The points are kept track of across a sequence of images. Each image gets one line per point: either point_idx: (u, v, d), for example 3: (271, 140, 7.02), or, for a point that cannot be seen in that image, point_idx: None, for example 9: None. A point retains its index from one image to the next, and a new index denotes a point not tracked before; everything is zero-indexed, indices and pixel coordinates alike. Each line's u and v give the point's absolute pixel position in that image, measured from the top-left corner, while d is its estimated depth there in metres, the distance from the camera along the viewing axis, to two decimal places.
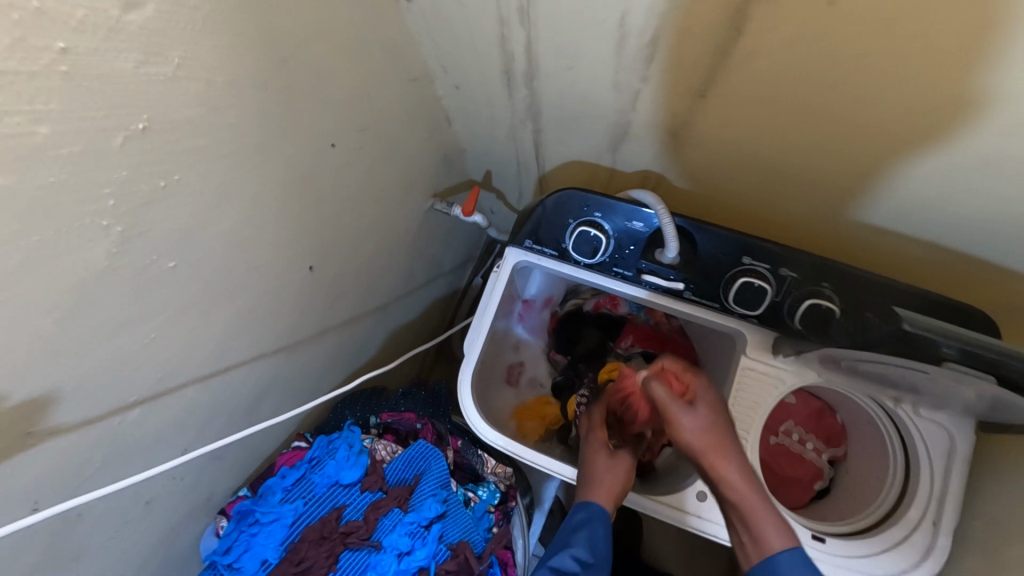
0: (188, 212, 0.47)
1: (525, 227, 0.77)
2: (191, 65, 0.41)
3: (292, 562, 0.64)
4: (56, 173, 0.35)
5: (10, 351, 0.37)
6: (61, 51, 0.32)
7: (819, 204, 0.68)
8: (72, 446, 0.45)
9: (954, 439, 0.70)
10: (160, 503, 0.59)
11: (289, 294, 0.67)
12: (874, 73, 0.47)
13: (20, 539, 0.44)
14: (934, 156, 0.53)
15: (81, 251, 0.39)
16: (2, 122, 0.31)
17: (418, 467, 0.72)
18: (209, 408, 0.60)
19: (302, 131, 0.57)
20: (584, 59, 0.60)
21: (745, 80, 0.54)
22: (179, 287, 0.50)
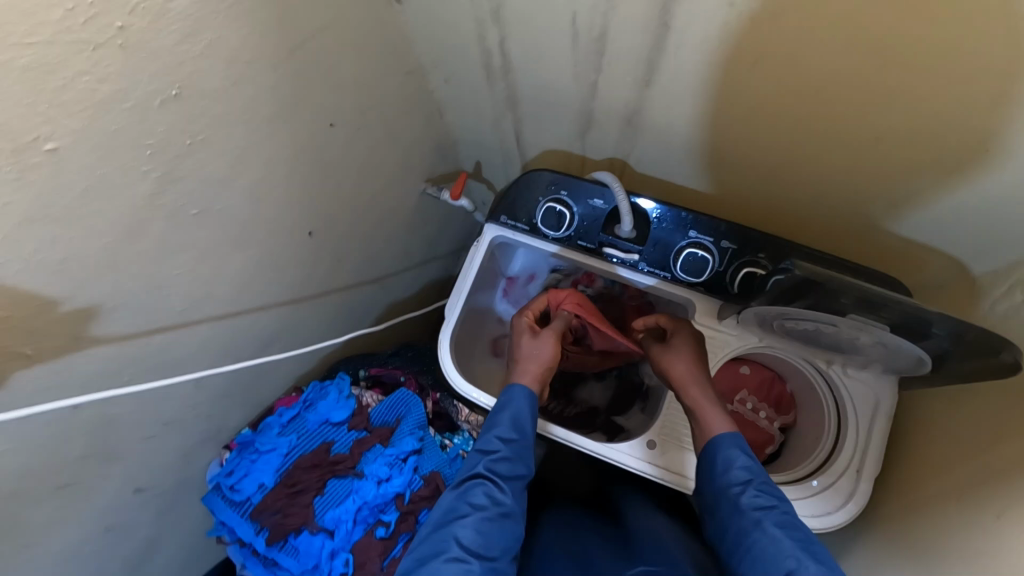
0: (210, 167, 0.57)
1: (500, 203, 0.88)
2: (218, 46, 0.51)
3: (286, 485, 0.74)
4: (113, 123, 0.45)
5: (70, 263, 0.47)
6: (121, 28, 0.42)
7: (770, 176, 0.78)
8: (109, 355, 0.55)
9: (878, 397, 0.78)
10: (176, 426, 0.69)
11: (293, 253, 0.77)
12: (818, 68, 0.57)
13: (65, 429, 0.54)
14: (857, 119, 0.62)
15: (126, 188, 0.49)
16: (77, 80, 0.41)
17: (399, 411, 0.82)
18: (221, 345, 0.70)
19: (307, 109, 0.67)
20: (549, 52, 0.71)
21: (681, 68, 0.64)
22: (199, 232, 0.59)
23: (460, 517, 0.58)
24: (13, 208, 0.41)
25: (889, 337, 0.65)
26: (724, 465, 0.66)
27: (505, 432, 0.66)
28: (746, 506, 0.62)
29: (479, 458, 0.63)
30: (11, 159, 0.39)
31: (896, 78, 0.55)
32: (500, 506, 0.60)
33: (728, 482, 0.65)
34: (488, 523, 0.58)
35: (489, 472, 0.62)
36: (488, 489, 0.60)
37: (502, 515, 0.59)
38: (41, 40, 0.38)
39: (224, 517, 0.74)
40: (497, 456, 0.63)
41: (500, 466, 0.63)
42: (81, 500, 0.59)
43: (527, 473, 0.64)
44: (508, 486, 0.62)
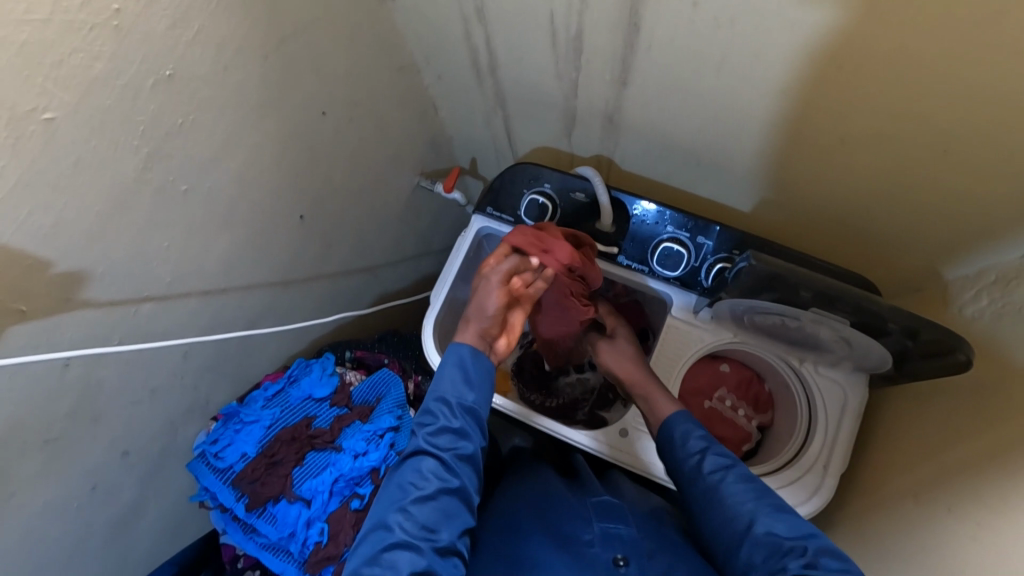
0: (200, 147, 0.60)
1: (485, 195, 0.90)
2: (208, 33, 0.55)
3: (267, 456, 0.77)
4: (105, 99, 0.49)
5: (62, 228, 0.51)
6: (115, 12, 0.46)
7: (744, 176, 0.80)
8: (99, 319, 0.58)
9: (847, 395, 0.80)
10: (163, 394, 0.73)
11: (282, 236, 0.80)
12: (777, 70, 0.60)
13: (54, 385, 0.57)
14: (821, 119, 0.64)
15: (117, 161, 0.53)
16: (72, 57, 0.45)
17: (379, 391, 0.85)
18: (208, 319, 0.74)
19: (297, 97, 0.71)
20: (531, 50, 0.74)
21: (653, 67, 0.67)
22: (189, 208, 0.63)
23: (403, 496, 0.61)
24: (10, 172, 0.45)
25: (851, 334, 0.67)
26: (682, 439, 0.70)
27: (444, 405, 0.67)
28: (707, 471, 0.67)
29: (420, 434, 0.66)
30: (9, 127, 0.43)
31: (849, 78, 0.57)
32: (441, 480, 0.62)
33: (688, 453, 0.69)
34: (429, 499, 0.61)
35: (429, 449, 0.64)
36: (428, 466, 0.63)
37: (445, 488, 0.62)
38: (39, 19, 0.41)
39: (207, 483, 0.76)
40: (435, 431, 0.65)
41: (439, 440, 0.65)
42: (68, 455, 0.63)
43: (470, 441, 0.66)
44: (449, 458, 0.64)
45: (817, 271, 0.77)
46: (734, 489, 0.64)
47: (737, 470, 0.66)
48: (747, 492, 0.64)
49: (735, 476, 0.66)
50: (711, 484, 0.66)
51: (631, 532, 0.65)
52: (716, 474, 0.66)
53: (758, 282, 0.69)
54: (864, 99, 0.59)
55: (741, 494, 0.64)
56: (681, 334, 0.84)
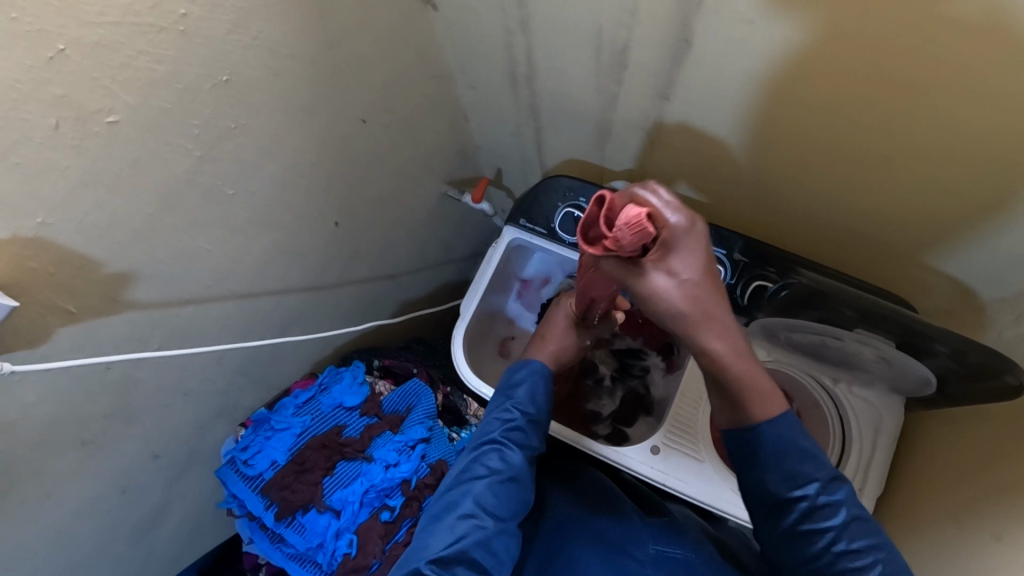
0: (248, 152, 0.61)
1: (518, 207, 0.90)
2: (263, 39, 0.55)
3: (296, 464, 0.77)
4: (164, 102, 0.49)
5: (115, 229, 0.51)
6: (182, 15, 0.46)
7: (780, 192, 0.79)
8: (141, 320, 0.58)
9: (883, 417, 0.79)
10: (196, 398, 0.72)
11: (316, 241, 0.81)
12: (827, 85, 0.59)
13: (94, 385, 0.57)
14: (867, 136, 0.63)
15: (170, 164, 0.53)
16: (138, 59, 0.45)
17: (410, 401, 0.84)
18: (242, 323, 0.73)
19: (339, 104, 0.71)
20: (573, 61, 0.74)
21: (696, 82, 0.67)
22: (231, 212, 0.63)
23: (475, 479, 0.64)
24: (72, 171, 0.45)
25: (894, 354, 0.66)
26: (776, 467, 0.57)
27: (527, 399, 0.68)
28: (809, 526, 0.56)
29: (497, 425, 0.67)
30: (74, 128, 0.43)
31: (903, 100, 0.57)
32: (510, 470, 0.64)
33: (783, 492, 0.57)
34: (500, 486, 0.64)
35: (504, 440, 0.66)
36: (503, 456, 0.65)
37: (515, 480, 0.64)
38: (111, 21, 0.42)
39: (235, 490, 0.76)
40: (511, 425, 0.66)
41: (515, 434, 0.66)
42: (102, 457, 0.63)
43: (539, 441, 0.68)
44: (520, 451, 0.66)
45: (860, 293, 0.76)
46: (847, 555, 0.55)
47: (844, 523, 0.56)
48: (868, 560, 0.55)
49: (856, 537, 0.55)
50: (817, 543, 0.56)
51: (686, 556, 0.68)
52: (829, 531, 0.56)
53: None
54: (921, 121, 0.58)
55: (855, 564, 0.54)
56: None
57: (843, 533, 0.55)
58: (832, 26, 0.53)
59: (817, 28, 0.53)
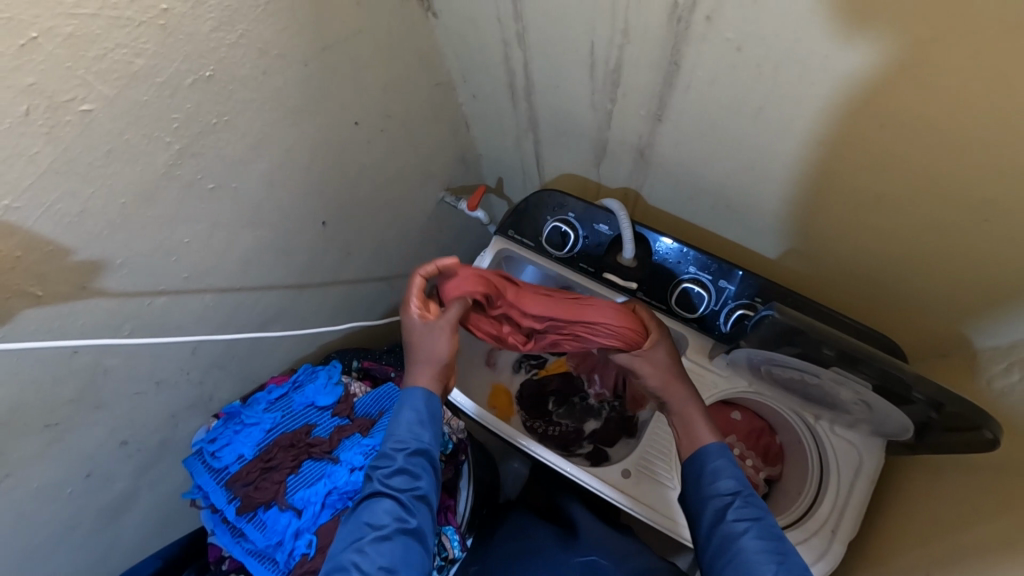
0: (231, 148, 0.61)
1: (508, 218, 0.89)
2: (251, 38, 0.55)
3: (263, 460, 0.77)
4: (142, 94, 0.49)
5: (87, 216, 0.51)
6: (163, 11, 0.47)
7: (773, 221, 0.78)
8: (112, 308, 0.59)
9: (863, 458, 0.76)
10: (169, 387, 0.72)
11: (303, 239, 0.81)
12: (820, 118, 0.58)
13: (61, 369, 0.57)
14: (857, 169, 0.62)
15: (147, 156, 0.53)
16: (115, 52, 0.45)
17: (383, 405, 0.83)
18: (220, 317, 0.73)
19: (332, 105, 0.71)
20: (568, 77, 0.73)
21: (687, 106, 0.66)
22: (212, 207, 0.63)
23: (358, 540, 0.58)
24: (42, 158, 0.45)
25: (871, 396, 0.63)
26: (711, 475, 0.64)
27: (400, 443, 0.64)
28: (731, 520, 0.61)
29: (375, 478, 0.62)
30: (46, 115, 0.43)
31: (897, 137, 0.55)
32: (397, 523, 0.59)
33: (714, 495, 0.63)
34: (382, 542, 0.58)
35: (383, 488, 0.61)
36: (385, 509, 0.60)
37: (406, 532, 0.59)
38: (87, 13, 0.42)
39: (201, 482, 0.75)
40: (390, 473, 0.62)
41: (396, 481, 0.62)
42: (65, 440, 0.63)
43: (425, 483, 0.63)
44: (404, 500, 0.61)
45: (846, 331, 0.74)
46: (759, 550, 0.58)
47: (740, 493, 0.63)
48: (760, 535, 0.59)
49: (762, 530, 0.59)
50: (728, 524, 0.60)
51: None
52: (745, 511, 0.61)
53: (775, 328, 0.67)
54: (917, 159, 0.56)
55: (763, 552, 0.58)
56: (696, 379, 0.81)
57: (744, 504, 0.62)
58: (819, 57, 0.51)
59: (809, 60, 0.52)
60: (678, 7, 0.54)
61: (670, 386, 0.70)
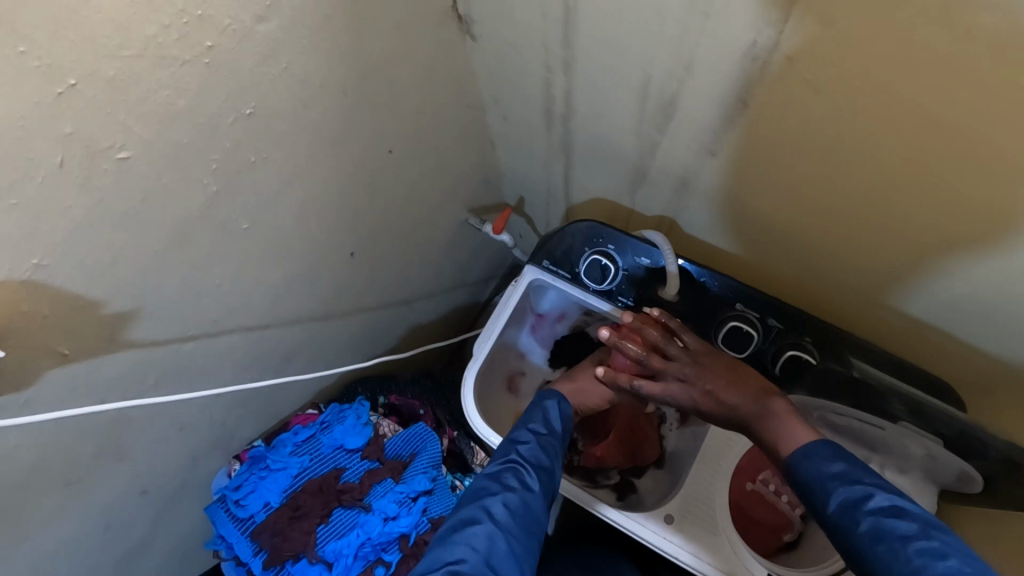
0: (267, 185, 0.57)
1: (543, 247, 0.87)
2: (293, 70, 0.51)
3: (290, 508, 0.72)
4: (182, 135, 0.45)
5: (119, 266, 0.47)
6: (207, 48, 0.42)
7: (823, 262, 0.74)
8: (139, 357, 0.54)
9: (915, 504, 0.72)
10: (191, 432, 0.68)
11: (329, 271, 0.76)
12: (896, 163, 0.54)
13: (83, 426, 0.53)
14: (930, 217, 0.58)
15: (182, 199, 0.49)
16: (157, 93, 0.41)
17: (415, 446, 0.79)
18: (245, 356, 0.69)
19: (367, 134, 0.67)
20: (615, 106, 0.70)
21: (748, 142, 0.63)
22: (244, 246, 0.59)
23: (490, 494, 0.60)
24: (76, 210, 0.41)
25: (938, 451, 0.66)
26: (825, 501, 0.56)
27: (536, 427, 0.69)
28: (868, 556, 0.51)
29: (510, 447, 0.66)
30: (82, 165, 0.39)
31: (979, 190, 0.51)
32: (525, 489, 0.62)
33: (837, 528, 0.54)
34: (511, 499, 0.60)
35: (517, 457, 0.65)
36: (516, 473, 0.63)
37: (529, 499, 0.61)
38: (131, 54, 0.38)
39: (224, 532, 0.72)
40: (525, 445, 0.66)
41: (528, 453, 0.65)
42: (84, 496, 0.58)
43: (553, 463, 0.66)
44: (536, 473, 0.64)
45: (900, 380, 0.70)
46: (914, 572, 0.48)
47: (875, 512, 0.52)
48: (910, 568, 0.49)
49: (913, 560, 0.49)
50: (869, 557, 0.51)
51: None
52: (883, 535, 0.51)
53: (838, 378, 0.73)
54: (1002, 214, 0.52)
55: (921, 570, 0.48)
56: None
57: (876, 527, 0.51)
58: (908, 103, 0.48)
59: (898, 105, 0.49)
60: (754, 46, 0.51)
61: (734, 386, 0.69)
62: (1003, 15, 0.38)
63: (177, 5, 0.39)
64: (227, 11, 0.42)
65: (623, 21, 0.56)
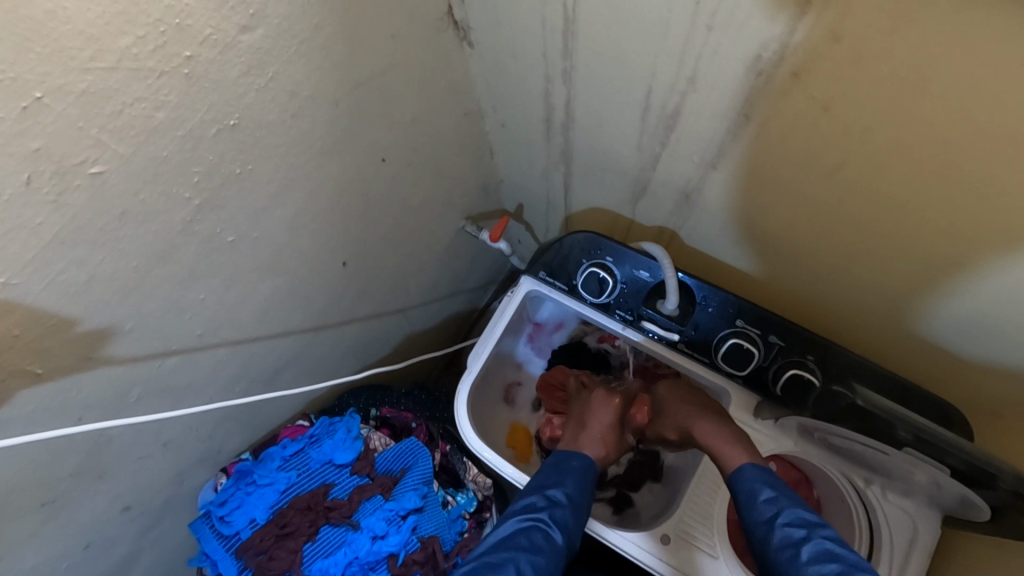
0: (254, 198, 0.55)
1: (540, 259, 0.85)
2: (280, 81, 0.49)
3: (277, 525, 0.72)
4: (161, 149, 0.43)
5: (95, 284, 0.45)
6: (187, 58, 0.41)
7: (826, 281, 0.72)
8: (119, 375, 0.52)
9: (918, 528, 0.71)
10: (176, 447, 0.66)
11: (321, 282, 0.74)
12: (905, 184, 0.52)
13: (60, 446, 0.51)
14: (936, 239, 0.56)
15: (162, 214, 0.47)
16: (133, 106, 0.39)
17: (406, 461, 0.78)
18: (233, 370, 0.67)
19: (359, 144, 0.65)
20: (616, 117, 0.68)
21: (751, 157, 0.61)
22: (230, 260, 0.57)
23: (520, 550, 0.60)
24: (46, 229, 0.39)
25: (944, 480, 0.62)
26: (750, 500, 0.64)
27: (569, 488, 0.69)
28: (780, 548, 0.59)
29: (543, 504, 0.66)
30: (52, 181, 0.37)
31: (991, 217, 0.50)
32: (552, 556, 0.62)
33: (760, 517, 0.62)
34: (539, 563, 0.60)
35: (549, 519, 0.64)
36: (545, 534, 0.62)
37: (552, 564, 0.61)
38: (103, 66, 0.36)
39: (208, 549, 0.71)
40: (559, 506, 0.66)
41: (560, 515, 0.65)
42: (63, 516, 0.56)
43: (576, 533, 0.66)
44: (562, 538, 0.64)
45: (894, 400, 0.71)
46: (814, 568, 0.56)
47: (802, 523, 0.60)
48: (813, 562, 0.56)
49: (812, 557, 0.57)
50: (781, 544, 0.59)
51: None
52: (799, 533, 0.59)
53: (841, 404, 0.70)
54: (1013, 240, 0.50)
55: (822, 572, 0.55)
56: None
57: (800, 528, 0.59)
58: (917, 124, 0.46)
59: (906, 125, 0.47)
60: (760, 60, 0.49)
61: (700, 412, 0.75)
62: (1018, 44, 0.36)
63: (153, 15, 0.37)
64: (207, 20, 0.40)
65: (625, 31, 0.54)
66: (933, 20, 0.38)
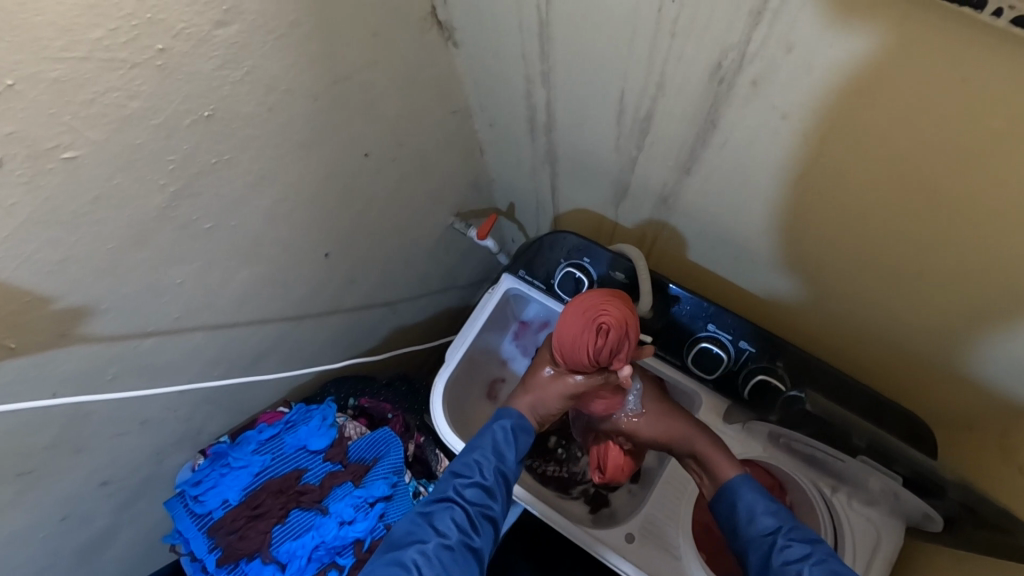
0: (231, 187, 0.57)
1: (521, 257, 0.86)
2: (257, 74, 0.51)
3: (249, 506, 0.75)
4: (136, 137, 0.45)
5: (70, 264, 0.47)
6: (160, 51, 0.43)
7: (798, 288, 0.73)
8: (95, 353, 0.55)
9: (881, 537, 0.71)
10: (154, 425, 0.68)
11: (303, 272, 0.76)
12: (863, 195, 0.54)
13: (36, 418, 0.53)
14: (900, 245, 0.56)
15: (137, 199, 0.49)
16: (106, 95, 0.41)
17: (378, 450, 0.80)
18: (212, 354, 0.69)
19: (340, 138, 0.67)
20: (594, 119, 0.69)
21: (721, 163, 0.62)
22: (207, 246, 0.59)
23: (423, 540, 0.64)
24: (20, 209, 0.41)
25: (899, 489, 0.63)
26: (749, 515, 0.65)
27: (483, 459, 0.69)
28: (778, 564, 0.61)
29: (452, 484, 0.68)
30: (25, 164, 0.40)
31: (950, 226, 0.50)
32: (462, 534, 0.65)
33: (761, 527, 0.64)
34: (446, 550, 0.63)
35: (457, 500, 0.67)
36: (454, 517, 0.66)
37: (465, 545, 0.65)
38: (76, 56, 0.38)
39: (182, 527, 0.75)
40: (467, 482, 0.67)
41: (469, 492, 0.67)
42: (40, 486, 0.59)
43: (497, 501, 0.67)
44: (472, 512, 0.66)
45: (857, 411, 0.72)
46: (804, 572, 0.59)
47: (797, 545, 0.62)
48: (804, 561, 0.60)
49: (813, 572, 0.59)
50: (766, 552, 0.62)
51: None
52: (774, 534, 0.63)
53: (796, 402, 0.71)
54: (974, 248, 0.51)
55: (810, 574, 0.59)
56: None
57: (784, 536, 0.63)
58: (873, 134, 0.47)
59: (864, 135, 0.48)
60: (722, 68, 0.50)
61: (659, 414, 0.74)
62: (957, 59, 0.37)
63: (125, 9, 0.39)
64: (181, 15, 0.42)
65: (596, 35, 0.56)
66: (876, 38, 0.40)
